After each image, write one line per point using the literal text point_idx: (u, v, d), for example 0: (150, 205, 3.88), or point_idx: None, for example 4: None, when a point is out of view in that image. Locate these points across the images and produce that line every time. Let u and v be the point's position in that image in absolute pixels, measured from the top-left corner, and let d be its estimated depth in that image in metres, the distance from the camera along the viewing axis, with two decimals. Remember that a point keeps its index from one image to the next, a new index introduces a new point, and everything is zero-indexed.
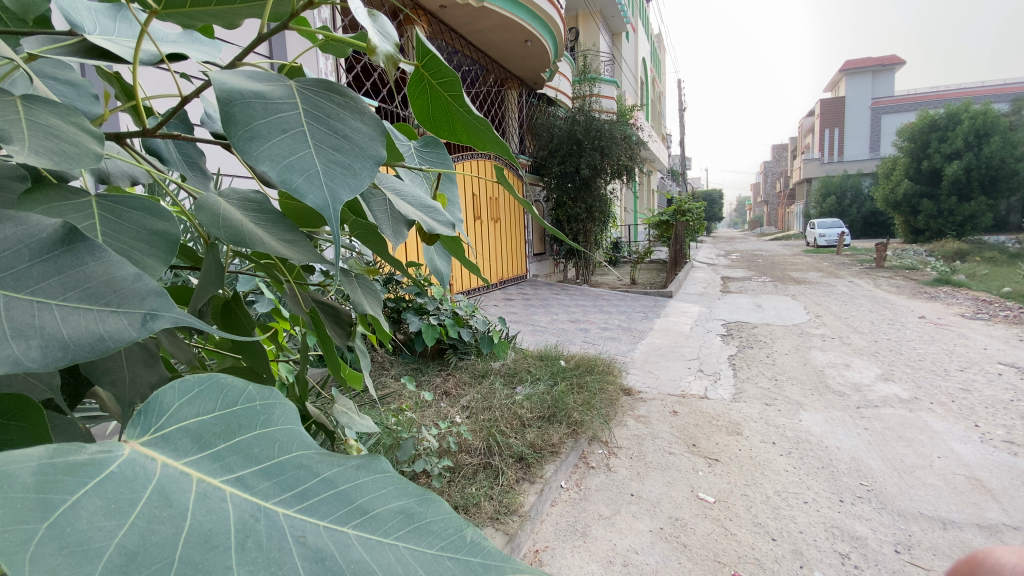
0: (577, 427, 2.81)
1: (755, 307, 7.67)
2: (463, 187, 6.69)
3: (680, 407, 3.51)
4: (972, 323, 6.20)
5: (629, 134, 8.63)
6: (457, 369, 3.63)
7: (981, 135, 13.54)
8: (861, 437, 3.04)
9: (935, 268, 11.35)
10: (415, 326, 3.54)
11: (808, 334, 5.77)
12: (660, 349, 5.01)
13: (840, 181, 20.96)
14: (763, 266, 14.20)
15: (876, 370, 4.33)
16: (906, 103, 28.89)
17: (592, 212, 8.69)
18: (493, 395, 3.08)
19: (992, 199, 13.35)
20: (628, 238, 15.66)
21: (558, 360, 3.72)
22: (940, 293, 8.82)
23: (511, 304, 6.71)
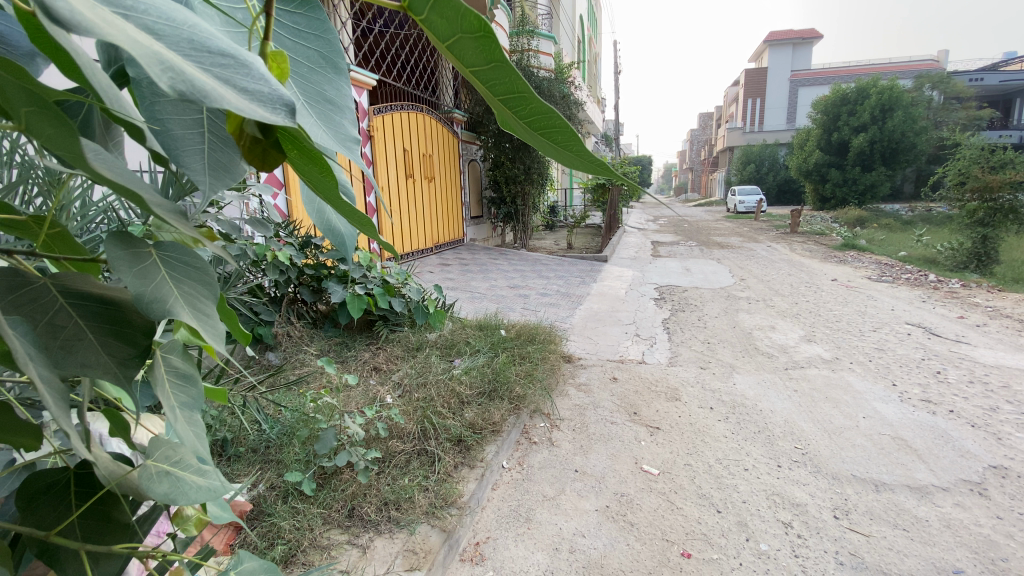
0: (518, 402, 2.63)
1: (684, 271, 7.85)
2: (392, 142, 6.19)
3: (619, 373, 3.44)
4: (877, 285, 6.69)
5: (568, 93, 8.33)
6: (388, 341, 3.34)
7: (886, 109, 14.52)
8: (792, 398, 3.12)
9: (841, 234, 12.26)
10: (339, 296, 3.20)
11: (735, 297, 5.97)
12: (598, 314, 4.95)
13: (760, 150, 21.96)
14: (689, 230, 14.70)
15: (799, 330, 4.51)
16: (820, 76, 30.56)
17: (530, 173, 8.44)
18: (428, 370, 2.85)
19: (889, 170, 14.53)
20: (563, 201, 15.60)
21: (498, 330, 3.53)
22: (848, 257, 9.50)
23: (446, 269, 6.42)
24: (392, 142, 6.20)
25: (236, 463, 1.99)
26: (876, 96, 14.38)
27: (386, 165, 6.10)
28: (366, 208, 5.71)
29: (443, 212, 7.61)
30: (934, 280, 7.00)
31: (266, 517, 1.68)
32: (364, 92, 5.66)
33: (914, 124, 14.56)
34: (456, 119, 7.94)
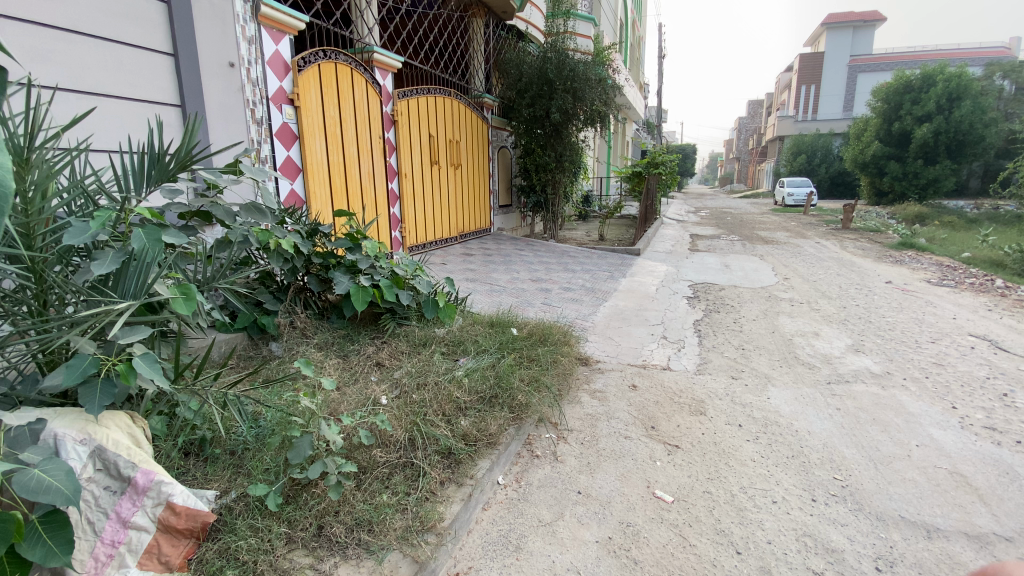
0: (521, 411, 2.42)
1: (723, 267, 7.42)
2: (417, 127, 6.04)
3: (640, 381, 3.17)
4: (938, 290, 6.08)
5: (605, 76, 7.88)
6: (393, 337, 3.19)
7: (955, 97, 13.28)
8: (832, 418, 2.78)
9: (897, 231, 11.38)
10: (344, 288, 3.06)
11: (776, 298, 5.54)
12: (623, 313, 4.67)
13: (812, 139, 20.70)
14: (731, 224, 14.03)
15: (846, 339, 4.09)
16: (881, 61, 28.50)
17: (561, 161, 8.13)
18: (430, 371, 2.69)
19: (955, 163, 13.36)
20: (600, 191, 15.13)
21: (509, 329, 3.32)
22: (905, 257, 8.75)
23: (469, 259, 6.25)
24: (417, 127, 6.04)
25: (212, 467, 1.90)
26: (945, 82, 13.14)
27: (410, 152, 5.96)
28: (388, 196, 5.60)
29: (470, 200, 7.44)
30: (1003, 286, 6.31)
31: (229, 531, 1.58)
32: (388, 75, 5.49)
33: (986, 113, 13.28)
34: (486, 104, 7.70)
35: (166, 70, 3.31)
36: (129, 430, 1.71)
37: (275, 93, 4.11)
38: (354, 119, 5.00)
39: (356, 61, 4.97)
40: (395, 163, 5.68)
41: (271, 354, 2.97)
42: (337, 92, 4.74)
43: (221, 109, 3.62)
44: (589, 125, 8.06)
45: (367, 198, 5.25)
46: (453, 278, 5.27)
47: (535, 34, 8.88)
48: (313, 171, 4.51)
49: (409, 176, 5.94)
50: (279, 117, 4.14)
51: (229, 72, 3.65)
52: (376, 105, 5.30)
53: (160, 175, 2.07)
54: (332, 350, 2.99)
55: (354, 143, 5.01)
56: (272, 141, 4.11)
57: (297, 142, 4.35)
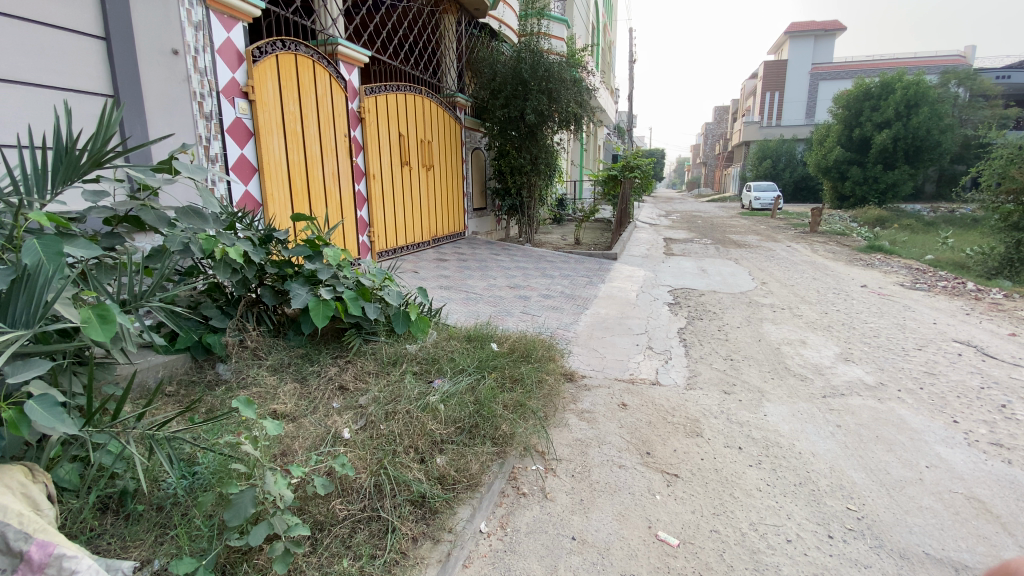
0: (504, 443, 2.14)
1: (701, 272, 7.32)
2: (386, 125, 5.71)
3: (630, 399, 2.94)
4: (912, 294, 6.09)
5: (580, 78, 7.71)
6: (359, 355, 2.86)
7: (912, 105, 13.70)
8: (835, 438, 2.60)
9: (862, 234, 11.63)
10: (302, 302, 2.73)
11: (757, 304, 5.42)
12: (606, 322, 4.45)
13: (777, 144, 21.17)
14: (703, 227, 14.11)
15: (834, 348, 3.96)
16: (839, 69, 29.47)
17: (536, 163, 7.92)
18: (401, 396, 2.39)
19: (912, 169, 13.78)
20: (573, 194, 15.01)
21: (489, 344, 3.04)
22: (875, 260, 8.86)
23: (442, 265, 5.95)
24: (385, 125, 5.70)
25: (131, 528, 1.55)
26: (903, 90, 13.55)
27: (379, 151, 5.62)
28: (355, 199, 5.25)
29: (443, 202, 7.13)
30: (974, 290, 6.38)
31: None
32: (355, 70, 5.16)
33: (941, 120, 13.76)
34: (459, 104, 7.41)
35: (97, 55, 2.90)
36: (22, 491, 1.38)
37: (227, 85, 3.73)
38: (316, 116, 4.64)
39: (318, 53, 4.62)
40: (362, 164, 5.34)
41: (217, 378, 2.62)
42: (297, 85, 4.38)
43: (162, 101, 3.23)
44: (564, 127, 7.86)
45: (332, 201, 4.89)
46: (426, 286, 4.96)
47: (509, 34, 8.66)
48: (270, 171, 4.14)
49: (378, 177, 5.60)
50: (231, 112, 3.76)
51: (172, 60, 3.25)
52: (341, 101, 4.95)
53: (69, 173, 1.70)
54: (288, 373, 2.65)
55: (316, 142, 4.65)
56: (224, 137, 3.72)
57: (252, 140, 3.97)
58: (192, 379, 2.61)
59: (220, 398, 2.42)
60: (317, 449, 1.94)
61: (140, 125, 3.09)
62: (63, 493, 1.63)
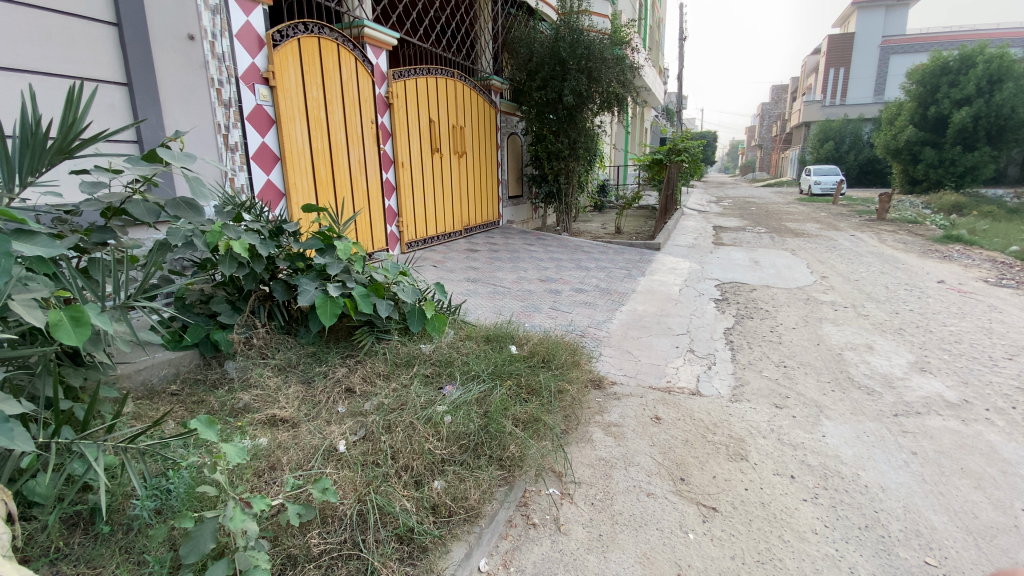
0: (513, 466, 1.90)
1: (752, 264, 6.78)
2: (416, 110, 5.53)
3: (664, 412, 2.63)
4: (998, 291, 5.37)
5: (623, 56, 7.23)
6: (370, 356, 2.68)
7: (997, 80, 12.29)
8: (909, 468, 2.20)
9: (936, 223, 10.56)
10: (310, 299, 2.55)
11: (815, 302, 4.91)
12: (643, 320, 4.12)
13: (841, 125, 19.62)
14: (756, 214, 13.25)
15: (906, 355, 3.47)
16: (913, 41, 26.94)
17: (575, 148, 7.55)
18: (407, 405, 2.19)
19: (996, 150, 12.40)
20: (616, 180, 14.45)
21: (508, 347, 2.79)
22: (953, 252, 7.96)
23: (473, 255, 5.75)
24: (415, 111, 5.51)
25: (97, 550, 1.44)
26: (987, 62, 12.13)
27: (409, 137, 5.45)
28: (383, 187, 5.10)
29: (476, 190, 6.91)
30: None
31: None
32: (383, 53, 4.98)
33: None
34: (494, 87, 7.13)
35: (109, 42, 2.79)
36: None
37: (247, 71, 3.62)
38: (341, 102, 4.49)
39: (343, 36, 4.46)
40: (390, 151, 5.18)
41: (223, 377, 2.53)
42: (320, 70, 4.24)
43: (179, 88, 3.12)
44: (605, 109, 7.42)
45: (358, 190, 4.75)
46: (453, 278, 4.77)
47: (547, 12, 8.24)
48: (292, 159, 4.03)
49: (407, 164, 5.43)
50: (251, 99, 3.65)
51: (188, 46, 3.14)
52: (367, 86, 4.78)
53: (34, 163, 1.55)
54: (293, 373, 2.51)
55: (341, 128, 4.51)
56: (244, 125, 3.63)
57: (273, 127, 3.87)
58: (197, 378, 2.52)
59: (220, 399, 2.32)
60: (305, 467, 1.77)
61: (155, 114, 2.99)
62: (32, 507, 1.52)
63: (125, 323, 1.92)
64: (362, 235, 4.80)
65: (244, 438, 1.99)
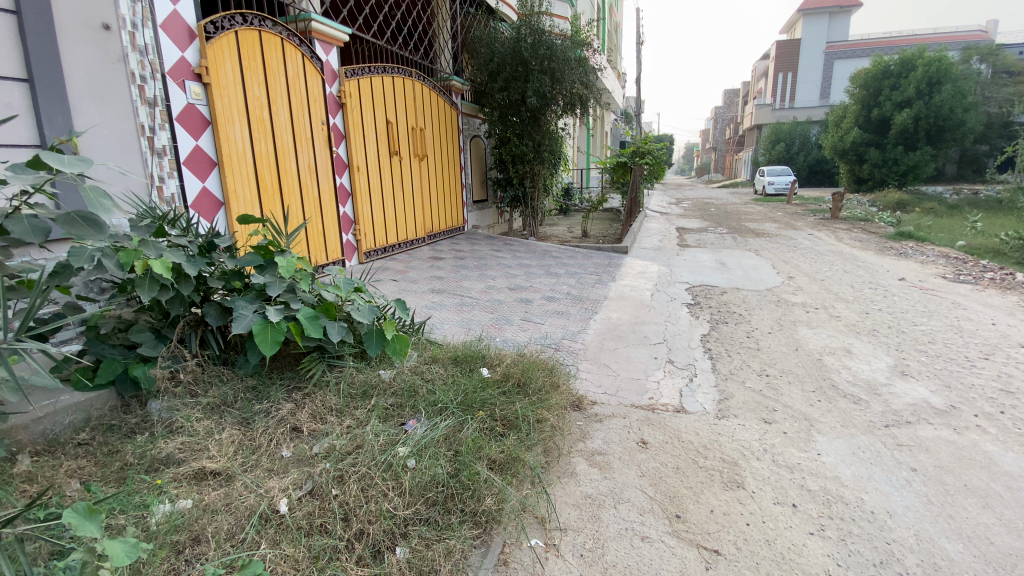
0: (488, 522, 1.64)
1: (719, 265, 6.74)
2: (372, 110, 5.20)
3: (651, 435, 2.41)
4: (957, 288, 5.47)
5: (585, 57, 7.05)
6: (321, 386, 2.35)
7: (934, 83, 12.89)
8: (912, 488, 2.06)
9: (886, 220, 10.93)
10: (247, 325, 2.21)
11: (787, 303, 4.86)
12: (618, 329, 3.93)
13: (791, 127, 20.29)
14: (717, 215, 13.45)
15: (885, 359, 3.40)
16: (853, 47, 28.27)
17: (540, 151, 7.36)
18: (363, 447, 1.89)
19: (935, 149, 12.98)
20: (579, 182, 14.39)
21: (479, 370, 2.51)
22: (906, 249, 8.19)
23: (437, 264, 5.45)
24: (370, 112, 5.17)
25: None
26: (924, 67, 12.69)
27: (364, 139, 5.10)
28: (337, 193, 4.75)
29: (439, 196, 6.61)
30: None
31: None
32: (333, 50, 4.64)
33: (964, 98, 12.94)
34: (455, 88, 6.87)
35: (5, 32, 2.33)
36: None
37: (174, 65, 3.22)
38: (287, 101, 4.12)
39: (288, 30, 4.09)
40: (344, 155, 4.83)
41: (144, 420, 2.16)
42: (262, 67, 3.87)
43: (93, 85, 2.69)
44: (569, 110, 7.26)
45: (308, 197, 4.39)
46: (417, 290, 4.47)
47: (506, 11, 8.05)
48: (231, 164, 3.65)
49: (363, 168, 5.09)
50: (181, 96, 3.25)
51: (104, 37, 2.71)
52: (316, 85, 4.43)
53: None
54: (228, 413, 2.17)
55: (288, 130, 4.14)
56: (173, 126, 3.22)
57: (208, 129, 3.48)
58: (112, 424, 2.14)
59: (136, 449, 1.96)
60: (235, 540, 1.48)
61: (61, 115, 2.54)
62: None
63: (4, 367, 1.55)
64: (313, 245, 4.44)
65: (161, 503, 1.66)
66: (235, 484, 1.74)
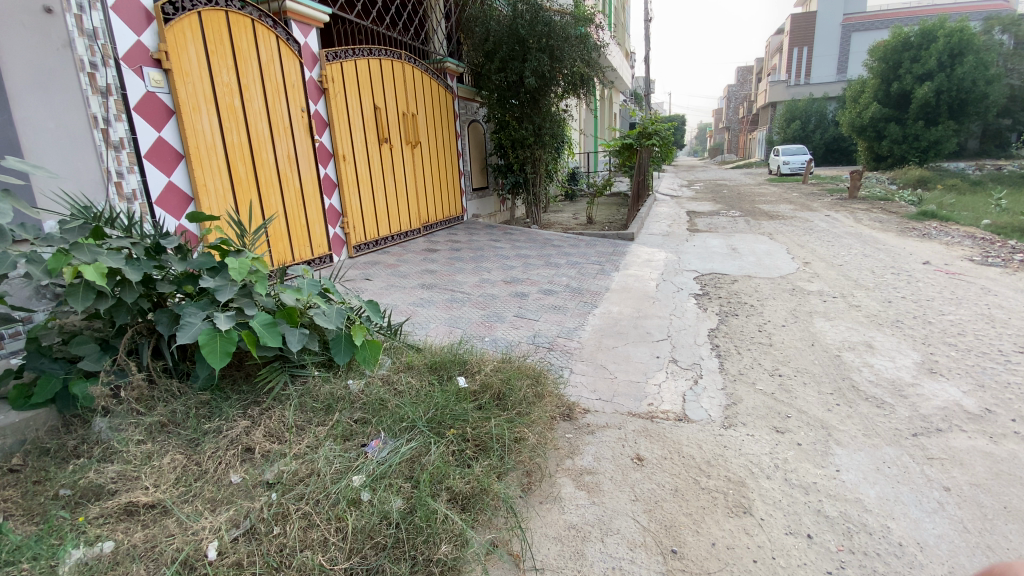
0: (446, 572, 1.42)
1: (730, 251, 6.41)
2: (358, 95, 4.94)
3: (647, 449, 2.17)
4: (986, 271, 5.09)
5: (587, 34, 6.72)
6: (280, 402, 2.13)
7: (957, 54, 12.23)
8: (945, 513, 1.79)
9: (906, 198, 10.43)
10: (193, 335, 1.98)
11: (802, 292, 4.55)
12: (618, 324, 3.67)
13: (806, 104, 19.54)
14: (729, 197, 12.99)
15: (911, 354, 3.09)
16: (871, 18, 27.13)
17: (541, 135, 7.04)
18: (316, 475, 1.67)
19: (958, 124, 12.35)
20: (586, 167, 14.01)
21: (455, 380, 2.26)
22: (929, 229, 7.73)
23: (431, 256, 5.20)
24: (356, 97, 4.90)
25: None
26: (946, 37, 12.03)
27: (351, 127, 4.85)
28: (321, 184, 4.51)
29: (435, 185, 6.36)
30: None
31: None
32: (312, 32, 4.38)
33: (987, 70, 12.30)
34: (449, 70, 6.56)
35: None
36: None
37: (130, 50, 2.98)
38: (261, 88, 3.89)
39: (259, 11, 3.83)
40: (327, 143, 4.58)
41: (84, 442, 1.96)
42: (231, 51, 3.62)
43: (37, 74, 2.44)
44: (571, 91, 6.91)
45: (289, 189, 4.16)
46: (406, 285, 4.23)
47: None
48: (200, 156, 3.42)
49: (350, 157, 4.84)
50: (138, 84, 3.03)
51: (46, 22, 2.46)
52: (294, 69, 4.17)
53: None
54: (175, 434, 1.96)
55: (263, 118, 3.91)
56: (131, 117, 3.00)
57: (172, 119, 3.25)
58: (49, 447, 1.94)
59: (67, 477, 1.75)
60: None
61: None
62: None
63: None
64: (296, 239, 4.23)
65: (77, 548, 1.46)
66: (165, 524, 1.53)
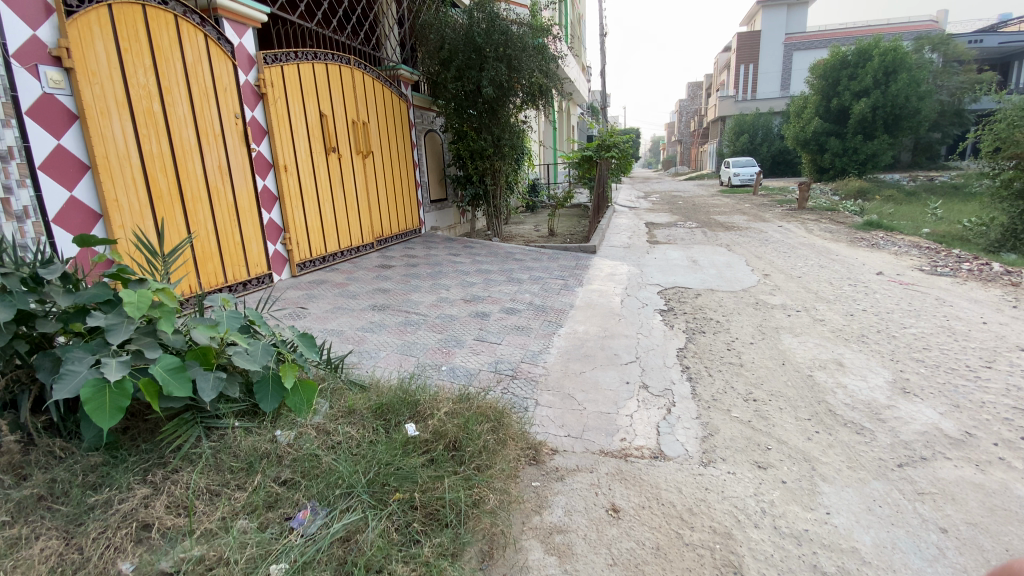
0: None
1: (690, 264, 6.36)
2: (302, 102, 4.57)
3: (623, 497, 1.93)
4: (936, 281, 5.21)
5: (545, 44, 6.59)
6: (191, 462, 1.77)
7: (891, 73, 12.94)
8: (947, 560, 1.64)
9: (851, 209, 10.84)
10: (73, 388, 1.60)
11: (766, 306, 4.48)
12: (584, 345, 3.46)
13: (753, 118, 20.28)
14: (685, 208, 13.19)
15: (882, 373, 3.01)
16: (809, 39, 28.67)
17: (500, 145, 6.83)
18: (225, 565, 1.35)
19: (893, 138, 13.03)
20: (545, 178, 13.92)
21: (404, 427, 1.96)
22: (876, 239, 7.98)
23: (384, 274, 4.86)
24: (299, 104, 4.54)
25: None
26: (880, 56, 12.72)
27: (293, 135, 4.48)
28: (259, 198, 4.12)
29: (389, 197, 6.02)
30: (1001, 271, 5.53)
31: None
32: (248, 32, 4.01)
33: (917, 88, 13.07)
34: (403, 78, 6.27)
35: None
36: None
37: (23, 46, 2.56)
38: (187, 91, 3.49)
39: (186, 7, 3.45)
40: (266, 153, 4.20)
41: None
42: (149, 50, 3.23)
43: None
44: (529, 102, 6.76)
45: (220, 203, 3.76)
46: (355, 307, 3.88)
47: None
48: (111, 167, 3.00)
49: (293, 168, 4.46)
50: (33, 84, 2.60)
51: None
52: (226, 73, 3.80)
53: None
54: (51, 511, 1.57)
55: (189, 125, 3.51)
56: (23, 123, 2.57)
57: (76, 125, 2.83)
58: None
59: None
60: None
61: None
62: None
63: None
64: (229, 258, 3.81)
65: None
66: None
